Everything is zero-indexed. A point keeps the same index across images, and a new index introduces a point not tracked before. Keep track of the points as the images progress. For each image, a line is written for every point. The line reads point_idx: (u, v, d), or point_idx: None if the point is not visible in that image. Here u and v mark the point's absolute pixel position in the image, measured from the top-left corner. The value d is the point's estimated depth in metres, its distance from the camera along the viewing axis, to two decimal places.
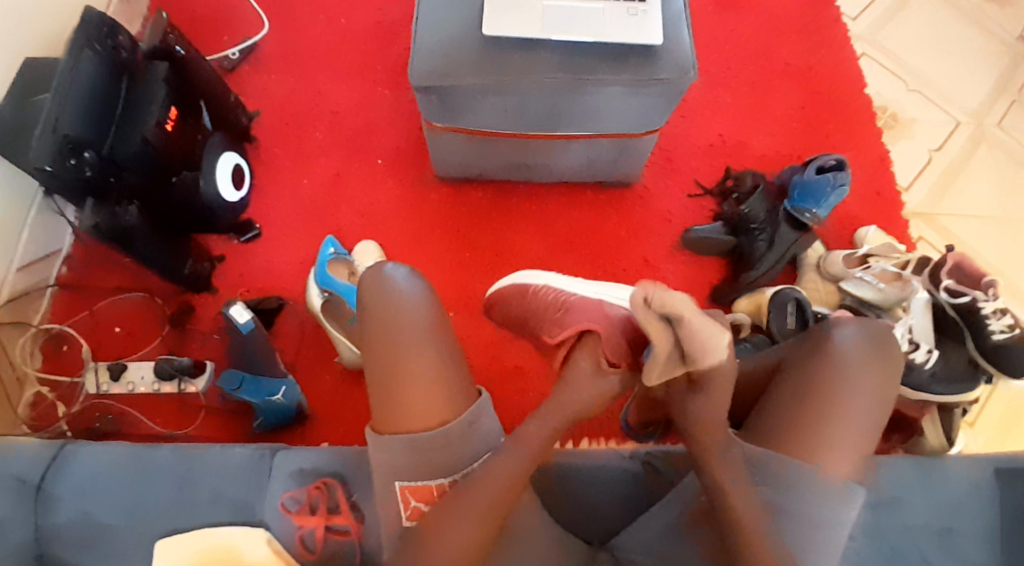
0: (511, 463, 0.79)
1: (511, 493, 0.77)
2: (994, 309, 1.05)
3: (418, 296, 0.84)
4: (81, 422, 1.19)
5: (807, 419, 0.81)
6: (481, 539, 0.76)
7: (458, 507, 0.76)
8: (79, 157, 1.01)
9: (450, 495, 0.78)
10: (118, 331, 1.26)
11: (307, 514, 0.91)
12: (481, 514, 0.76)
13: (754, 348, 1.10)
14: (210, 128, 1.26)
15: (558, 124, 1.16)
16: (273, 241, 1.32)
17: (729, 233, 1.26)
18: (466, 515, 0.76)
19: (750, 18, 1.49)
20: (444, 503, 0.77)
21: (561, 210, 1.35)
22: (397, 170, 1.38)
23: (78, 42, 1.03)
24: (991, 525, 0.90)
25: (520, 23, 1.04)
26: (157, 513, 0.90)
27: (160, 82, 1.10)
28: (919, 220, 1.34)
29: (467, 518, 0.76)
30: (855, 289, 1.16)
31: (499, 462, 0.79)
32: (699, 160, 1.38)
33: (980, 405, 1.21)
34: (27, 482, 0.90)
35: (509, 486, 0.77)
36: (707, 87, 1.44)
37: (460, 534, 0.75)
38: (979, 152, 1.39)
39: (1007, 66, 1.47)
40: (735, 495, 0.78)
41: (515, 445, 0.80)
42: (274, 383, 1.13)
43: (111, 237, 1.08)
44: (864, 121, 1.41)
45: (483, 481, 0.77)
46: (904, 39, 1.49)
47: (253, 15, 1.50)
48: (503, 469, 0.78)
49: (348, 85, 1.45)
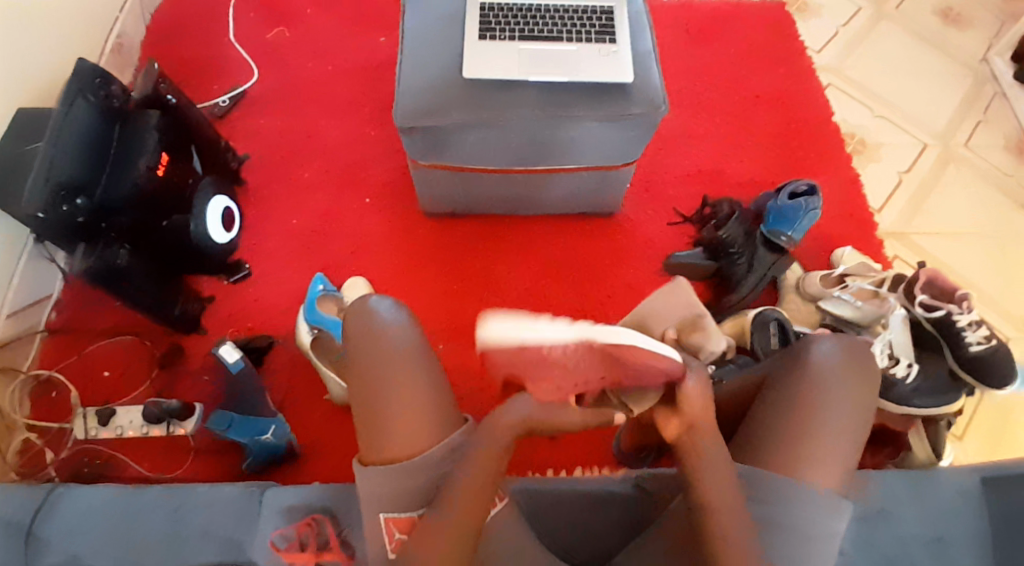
0: (471, 478, 0.77)
1: (475, 506, 0.76)
2: (969, 321, 1.06)
3: (405, 326, 0.86)
4: (69, 467, 1.18)
5: (789, 433, 0.82)
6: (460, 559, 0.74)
7: (431, 532, 0.75)
8: (71, 203, 1.03)
9: (424, 520, 0.76)
10: (106, 374, 1.26)
11: (297, 551, 0.90)
12: (455, 531, 0.75)
13: (739, 368, 1.10)
14: (202, 173, 1.28)
15: (540, 159, 1.19)
16: (262, 281, 1.34)
17: (710, 258, 1.30)
18: (441, 535, 0.75)
19: (721, 52, 1.55)
20: (419, 531, 0.76)
21: (545, 241, 1.38)
22: (383, 208, 1.41)
23: (71, 91, 1.08)
24: (982, 530, 0.91)
25: (498, 64, 1.09)
26: (145, 554, 0.89)
27: (152, 128, 1.14)
28: (894, 239, 1.38)
29: (442, 538, 0.75)
30: (833, 308, 1.19)
31: (464, 476, 0.77)
32: (677, 188, 1.42)
33: (966, 415, 1.22)
34: (18, 524, 0.90)
35: (476, 499, 0.76)
36: (682, 118, 1.49)
37: (435, 553, 0.74)
38: (948, 171, 1.44)
39: (970, 89, 1.53)
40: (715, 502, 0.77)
41: (472, 459, 0.78)
42: (266, 421, 1.14)
43: (100, 280, 1.09)
44: (835, 147, 1.45)
45: (455, 495, 0.76)
46: (871, 67, 1.55)
47: (243, 64, 1.54)
48: (467, 484, 0.77)
49: (334, 126, 1.49)
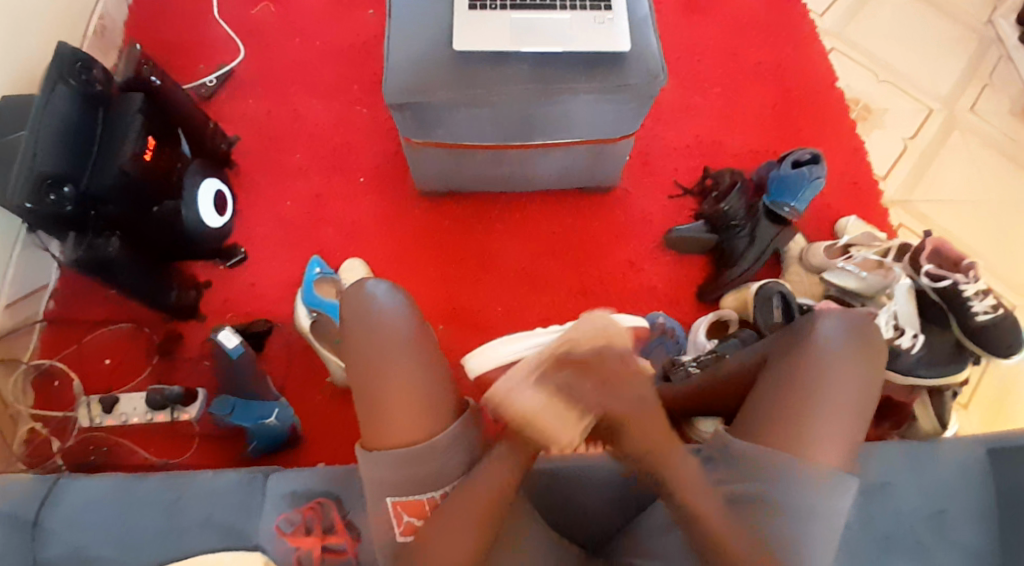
0: (493, 475, 0.79)
1: (491, 504, 0.78)
2: (975, 290, 1.05)
3: (403, 311, 0.85)
4: (76, 456, 1.19)
5: (792, 410, 0.81)
6: (478, 546, 0.77)
7: (443, 519, 0.78)
8: (58, 192, 1.01)
9: (439, 510, 0.79)
10: (106, 363, 1.25)
11: (303, 534, 0.90)
12: (479, 523, 0.77)
13: (742, 344, 1.10)
14: (190, 156, 1.26)
15: (534, 134, 1.17)
16: (258, 266, 1.33)
17: (710, 231, 1.27)
18: (457, 525, 0.77)
19: (719, 19, 1.51)
20: (433, 519, 0.78)
21: (543, 218, 1.36)
22: (378, 188, 1.39)
23: (51, 77, 1.06)
24: (986, 504, 0.90)
25: (490, 37, 1.06)
26: (150, 543, 0.89)
27: (138, 112, 1.11)
28: (898, 208, 1.35)
29: (458, 526, 0.77)
30: (837, 279, 1.17)
31: (485, 472, 0.80)
32: (676, 160, 1.39)
33: (971, 385, 1.22)
34: (22, 517, 0.90)
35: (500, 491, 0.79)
36: (681, 87, 1.45)
37: (451, 542, 0.76)
38: (953, 137, 1.41)
39: (975, 52, 1.49)
40: (709, 513, 0.77)
41: (498, 458, 0.81)
42: (267, 406, 1.13)
43: (92, 268, 1.09)
44: (837, 114, 1.42)
45: (469, 494, 0.78)
46: (873, 30, 1.51)
47: (230, 43, 1.51)
48: (489, 478, 0.79)
49: (325, 105, 1.46)
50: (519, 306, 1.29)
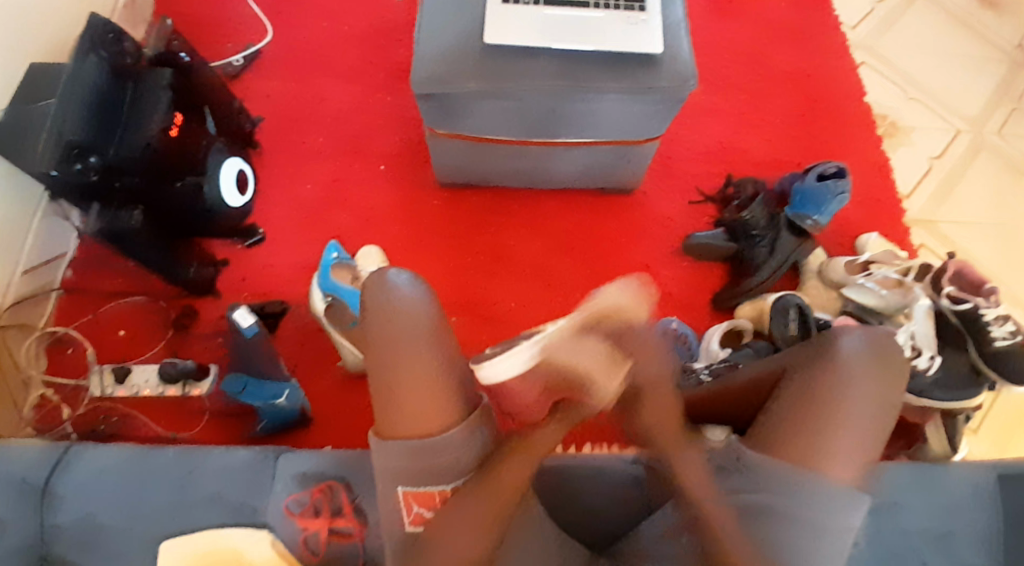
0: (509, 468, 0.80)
1: (508, 497, 0.79)
2: (996, 315, 1.04)
3: (426, 301, 0.84)
4: (86, 424, 1.19)
5: (812, 425, 0.80)
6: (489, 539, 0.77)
7: (457, 510, 0.78)
8: (84, 161, 1.02)
9: (454, 498, 0.79)
10: (121, 334, 1.26)
11: (310, 516, 0.91)
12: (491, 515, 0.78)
13: (756, 353, 1.11)
14: (217, 134, 1.25)
15: (560, 131, 1.17)
16: (275, 247, 1.33)
17: (730, 239, 1.27)
18: (471, 518, 0.77)
19: (749, 27, 1.50)
20: (447, 510, 0.79)
21: (563, 216, 1.36)
22: (399, 176, 1.39)
23: (83, 47, 1.06)
24: (994, 529, 0.90)
25: (521, 30, 1.05)
26: (158, 516, 0.90)
27: (166, 87, 1.12)
28: (919, 227, 1.35)
29: (471, 519, 0.77)
30: (857, 296, 1.17)
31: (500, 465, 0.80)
32: (699, 167, 1.39)
33: (982, 411, 1.21)
34: (31, 483, 0.90)
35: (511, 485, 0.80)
36: (707, 94, 1.45)
37: (461, 533, 0.77)
38: (978, 159, 1.40)
39: (1005, 74, 1.48)
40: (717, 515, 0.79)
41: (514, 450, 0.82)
42: (278, 385, 1.13)
43: (110, 237, 1.11)
44: (862, 130, 1.42)
45: (484, 487, 0.79)
46: (903, 47, 1.50)
47: (258, 23, 1.51)
48: (502, 472, 0.80)
49: (351, 89, 1.46)
50: (534, 301, 1.29)
